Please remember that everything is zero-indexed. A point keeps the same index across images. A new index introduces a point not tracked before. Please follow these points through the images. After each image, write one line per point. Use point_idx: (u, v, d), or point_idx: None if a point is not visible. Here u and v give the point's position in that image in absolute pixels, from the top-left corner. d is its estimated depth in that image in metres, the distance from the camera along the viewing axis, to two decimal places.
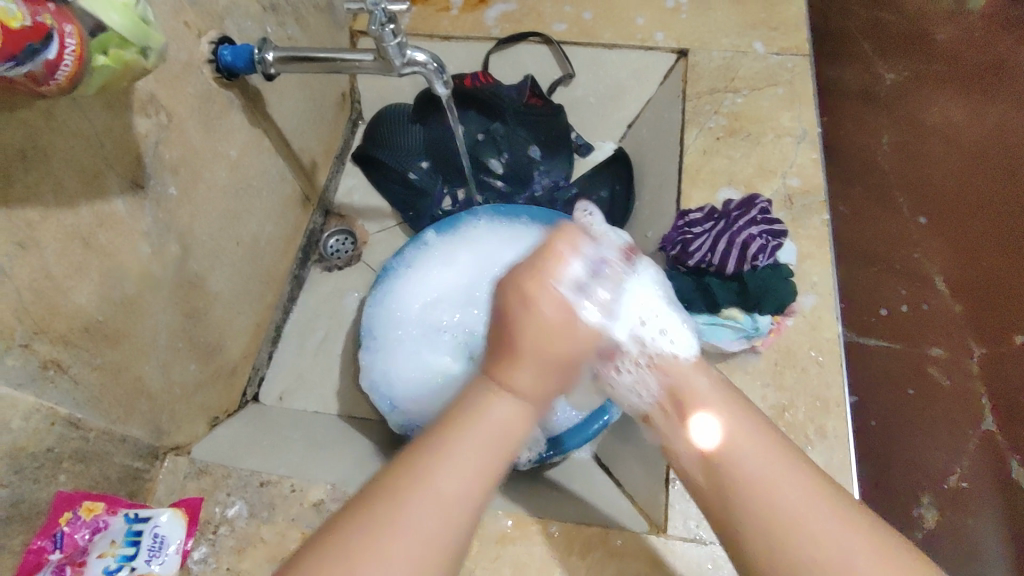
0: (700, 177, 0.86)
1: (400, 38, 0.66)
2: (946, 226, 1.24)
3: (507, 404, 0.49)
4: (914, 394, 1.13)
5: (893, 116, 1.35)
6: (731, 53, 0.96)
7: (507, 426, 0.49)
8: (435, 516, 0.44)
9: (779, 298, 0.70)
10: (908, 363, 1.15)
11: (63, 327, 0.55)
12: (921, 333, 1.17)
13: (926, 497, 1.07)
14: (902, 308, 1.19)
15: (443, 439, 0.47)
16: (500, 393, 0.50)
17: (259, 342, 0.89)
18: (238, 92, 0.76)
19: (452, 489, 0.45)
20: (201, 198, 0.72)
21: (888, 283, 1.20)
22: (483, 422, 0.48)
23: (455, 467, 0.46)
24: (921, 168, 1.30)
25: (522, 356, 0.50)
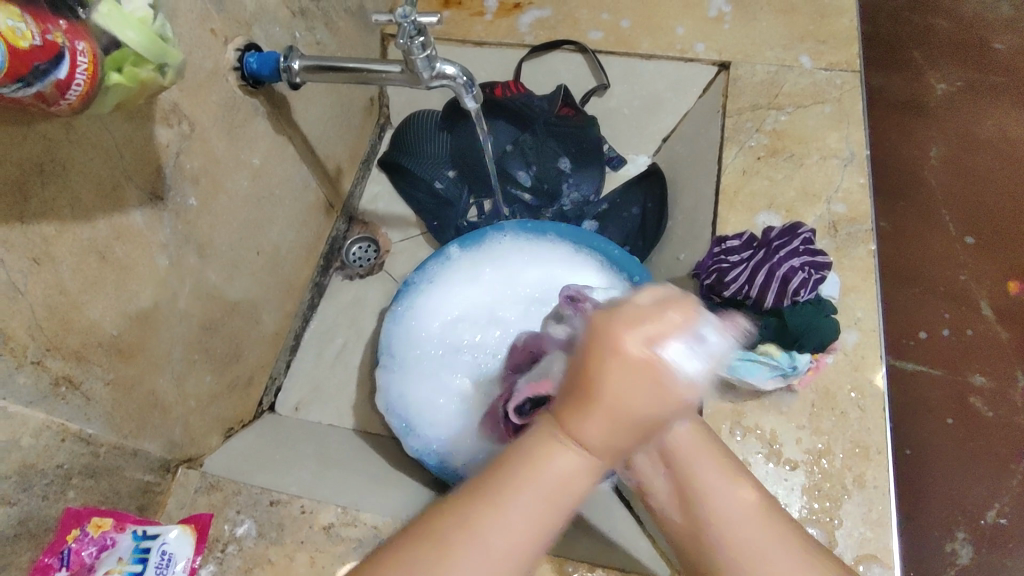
0: (738, 200, 0.82)
1: (430, 51, 0.63)
2: (993, 246, 1.18)
3: (568, 457, 0.41)
4: (954, 423, 1.07)
5: (939, 128, 1.28)
6: (775, 67, 0.92)
7: (569, 479, 0.42)
8: (488, 571, 0.41)
9: (821, 336, 0.64)
10: (946, 390, 1.08)
11: (76, 343, 0.54)
12: (962, 358, 1.10)
13: (960, 531, 1.01)
14: (943, 332, 1.12)
15: (497, 482, 0.43)
16: (564, 448, 0.41)
17: (277, 350, 0.88)
18: (263, 100, 0.74)
19: (500, 545, 0.42)
20: (221, 207, 0.70)
21: (929, 305, 1.14)
22: (543, 477, 0.42)
23: (513, 512, 0.42)
24: (969, 184, 1.23)
25: (593, 410, 0.39)
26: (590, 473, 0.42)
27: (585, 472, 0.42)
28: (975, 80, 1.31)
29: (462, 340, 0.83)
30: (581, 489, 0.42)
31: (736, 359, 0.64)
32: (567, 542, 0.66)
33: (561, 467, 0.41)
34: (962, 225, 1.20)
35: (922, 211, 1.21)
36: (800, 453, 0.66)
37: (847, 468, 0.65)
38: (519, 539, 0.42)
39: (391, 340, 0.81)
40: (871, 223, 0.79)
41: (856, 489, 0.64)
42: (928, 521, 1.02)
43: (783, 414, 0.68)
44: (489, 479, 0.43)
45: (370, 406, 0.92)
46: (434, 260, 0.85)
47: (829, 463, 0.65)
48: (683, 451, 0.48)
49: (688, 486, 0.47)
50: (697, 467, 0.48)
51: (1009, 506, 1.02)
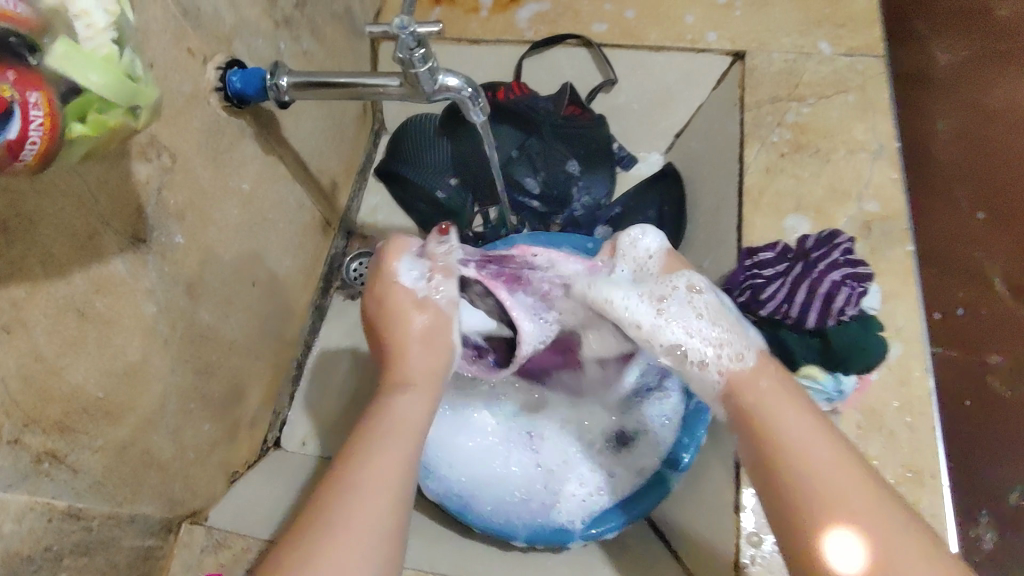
0: (764, 202, 0.76)
1: (432, 62, 0.57)
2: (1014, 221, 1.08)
3: (417, 400, 0.54)
4: (972, 406, 1.04)
5: (955, 97, 1.16)
6: (794, 54, 0.87)
7: (410, 416, 0.52)
8: (373, 497, 0.46)
9: (868, 357, 0.59)
10: (964, 371, 1.04)
11: (58, 412, 0.48)
12: (983, 338, 1.05)
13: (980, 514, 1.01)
14: (959, 312, 1.07)
15: (356, 444, 0.50)
16: (409, 396, 0.54)
17: (280, 383, 0.82)
18: (250, 119, 0.68)
19: (376, 472, 0.47)
20: (211, 242, 0.65)
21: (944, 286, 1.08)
22: (396, 420, 0.51)
23: (381, 450, 0.49)
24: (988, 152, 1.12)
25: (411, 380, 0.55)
26: (431, 403, 0.55)
27: (424, 403, 0.54)
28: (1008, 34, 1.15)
29: None
30: (428, 419, 0.54)
31: None
32: None
33: (403, 403, 0.53)
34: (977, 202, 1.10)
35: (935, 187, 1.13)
36: None
37: (900, 495, 0.61)
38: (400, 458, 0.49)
39: None
40: (907, 221, 0.74)
41: None
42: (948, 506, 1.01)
43: None
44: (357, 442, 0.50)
45: None
46: None
47: None
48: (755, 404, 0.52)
49: (761, 432, 0.50)
50: (776, 415, 0.51)
51: None
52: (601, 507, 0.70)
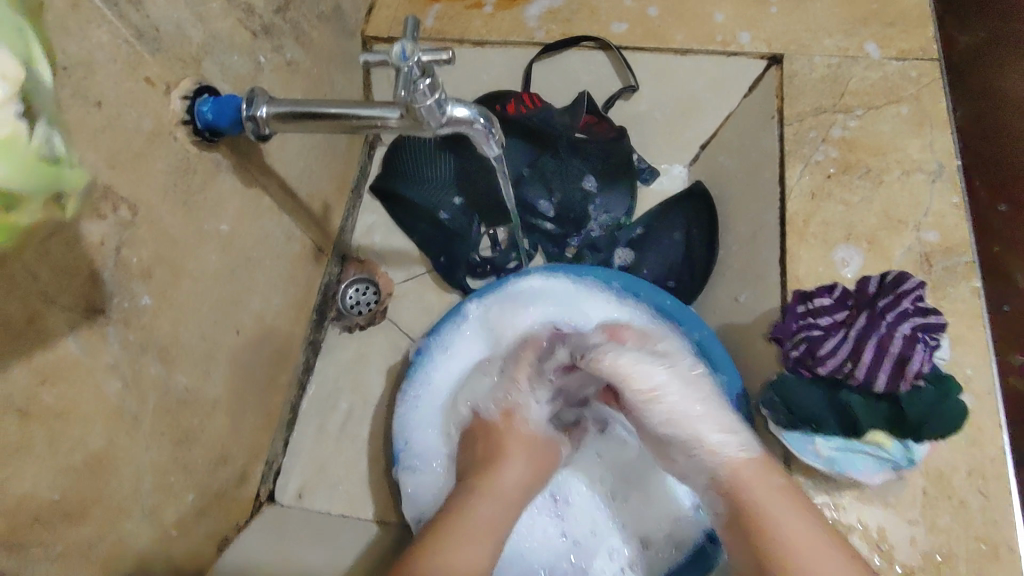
0: (810, 231, 0.68)
1: (440, 94, 0.48)
2: None
3: (512, 469, 0.60)
4: None
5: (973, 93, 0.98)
6: (837, 59, 0.78)
7: (507, 488, 0.58)
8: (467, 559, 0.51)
9: (945, 425, 0.51)
10: None
11: (2, 529, 0.41)
12: None
13: None
14: None
15: (454, 517, 0.55)
16: (507, 463, 0.60)
17: (272, 432, 0.74)
18: (226, 150, 0.60)
19: (473, 549, 0.52)
20: (187, 295, 0.57)
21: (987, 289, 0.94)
22: (496, 487, 0.58)
23: (477, 532, 0.53)
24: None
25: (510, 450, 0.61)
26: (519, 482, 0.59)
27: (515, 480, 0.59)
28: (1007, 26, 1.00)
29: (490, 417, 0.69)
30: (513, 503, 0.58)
31: (833, 450, 0.54)
32: None
33: (500, 477, 0.58)
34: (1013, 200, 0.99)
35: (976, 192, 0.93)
36: (916, 557, 0.55)
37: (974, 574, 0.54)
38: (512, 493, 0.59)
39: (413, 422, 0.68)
40: (972, 253, 0.66)
41: None
42: None
43: (891, 507, 0.56)
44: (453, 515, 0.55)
45: (385, 485, 0.79)
46: (448, 323, 0.71)
47: (952, 569, 0.54)
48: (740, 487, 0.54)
49: (748, 515, 0.54)
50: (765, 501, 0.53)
51: None
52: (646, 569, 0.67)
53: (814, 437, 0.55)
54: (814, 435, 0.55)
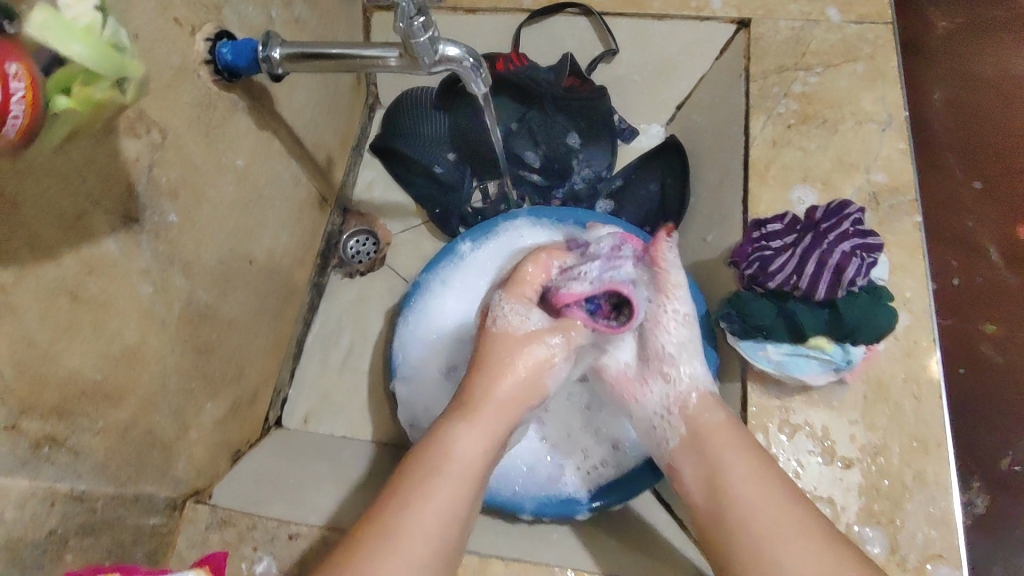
0: (770, 174, 0.75)
1: (433, 32, 0.55)
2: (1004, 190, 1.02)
3: (469, 435, 0.55)
4: (966, 373, 0.95)
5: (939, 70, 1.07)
6: (801, 22, 0.84)
7: (469, 457, 0.54)
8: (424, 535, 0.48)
9: (877, 328, 0.59)
10: (959, 341, 0.96)
11: (56, 397, 0.47)
12: (972, 308, 0.98)
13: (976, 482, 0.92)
14: (954, 282, 0.98)
15: (409, 482, 0.52)
16: (464, 428, 0.55)
17: (280, 361, 0.81)
18: (242, 92, 0.66)
19: (430, 519, 0.49)
20: (206, 219, 0.63)
21: (938, 255, 0.98)
22: (449, 460, 0.53)
23: (429, 500, 0.50)
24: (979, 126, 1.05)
25: (473, 411, 0.57)
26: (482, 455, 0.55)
27: (481, 445, 0.55)
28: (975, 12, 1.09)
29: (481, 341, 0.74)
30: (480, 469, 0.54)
31: (782, 355, 0.62)
32: (611, 562, 0.59)
33: (461, 446, 0.54)
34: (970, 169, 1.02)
35: (934, 157, 1.02)
36: (854, 451, 0.62)
37: (905, 466, 0.61)
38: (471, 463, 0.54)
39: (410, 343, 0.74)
40: (915, 193, 0.73)
41: (917, 488, 0.60)
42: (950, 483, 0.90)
43: (833, 408, 0.63)
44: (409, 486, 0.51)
45: (383, 414, 0.87)
46: (445, 262, 0.77)
47: (886, 461, 0.61)
48: (709, 432, 0.59)
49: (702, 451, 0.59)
50: (715, 439, 0.58)
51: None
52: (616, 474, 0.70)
53: (765, 344, 0.63)
54: (766, 343, 0.63)
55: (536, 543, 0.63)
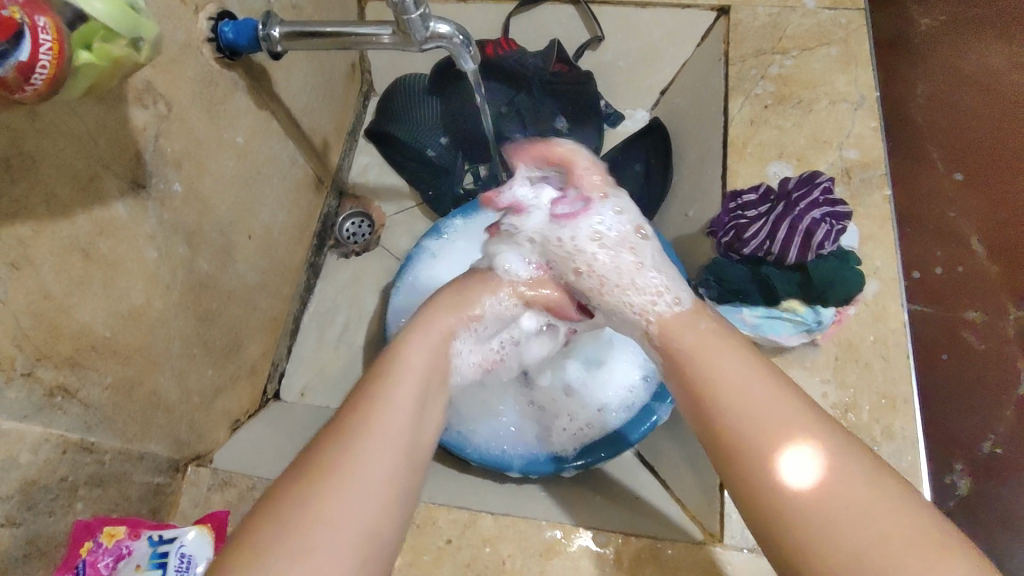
0: (748, 151, 0.79)
1: (424, 9, 0.58)
2: (989, 180, 0.95)
3: (419, 348, 0.53)
4: (949, 361, 0.89)
5: (923, 64, 1.03)
6: (778, 8, 0.88)
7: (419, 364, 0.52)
8: (384, 449, 0.44)
9: (845, 289, 0.61)
10: (944, 329, 0.91)
11: (69, 349, 0.50)
12: (956, 297, 0.91)
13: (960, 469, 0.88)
14: (936, 270, 0.95)
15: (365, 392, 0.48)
16: (414, 340, 0.53)
17: (277, 336, 0.84)
18: (242, 72, 0.69)
19: (391, 424, 0.46)
20: (207, 191, 0.66)
21: (919, 245, 0.94)
22: (401, 365, 0.51)
23: (390, 403, 0.47)
24: (959, 118, 0.99)
25: (427, 330, 0.55)
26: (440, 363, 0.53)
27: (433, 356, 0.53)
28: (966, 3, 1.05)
29: None
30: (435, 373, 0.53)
31: (756, 317, 0.64)
32: (591, 517, 0.62)
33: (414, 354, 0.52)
34: (950, 162, 0.97)
35: (914, 149, 0.98)
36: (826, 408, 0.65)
37: (874, 421, 0.64)
38: (403, 421, 0.47)
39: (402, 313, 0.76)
40: (885, 168, 0.76)
41: (884, 441, 0.63)
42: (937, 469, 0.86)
43: (807, 368, 0.66)
44: (360, 404, 0.47)
45: None
46: (434, 236, 0.80)
47: (856, 417, 0.64)
48: (691, 351, 0.51)
49: (690, 366, 0.50)
50: (714, 354, 0.49)
51: None
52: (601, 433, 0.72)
53: (741, 308, 0.65)
54: (740, 307, 0.65)
55: (520, 501, 0.66)
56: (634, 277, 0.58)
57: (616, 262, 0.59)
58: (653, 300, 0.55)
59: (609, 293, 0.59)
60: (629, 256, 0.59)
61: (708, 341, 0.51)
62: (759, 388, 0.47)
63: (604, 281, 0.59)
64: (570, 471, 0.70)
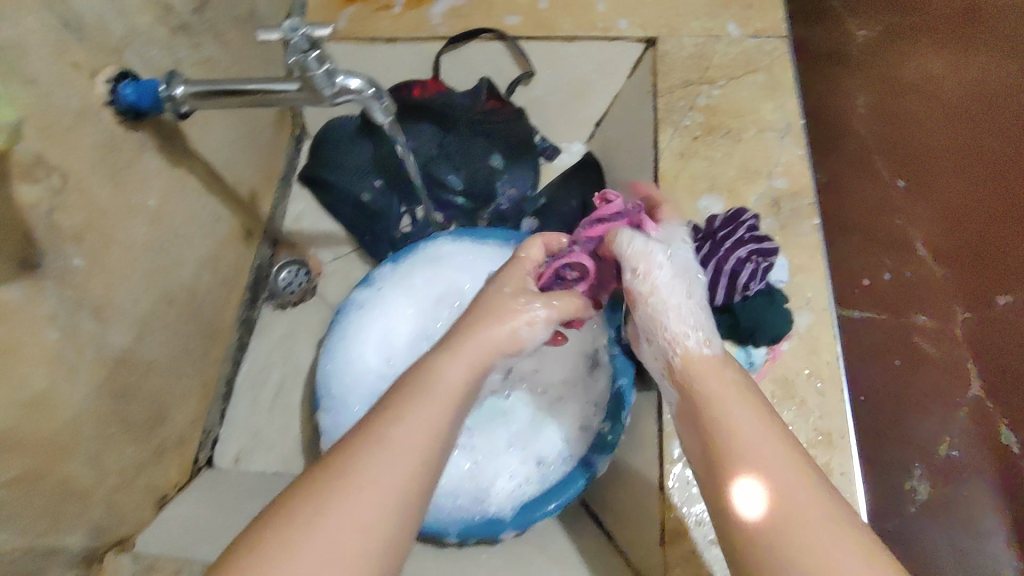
0: (678, 185, 0.78)
1: (329, 65, 0.57)
2: (928, 187, 1.10)
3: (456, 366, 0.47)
4: (902, 364, 1.02)
5: (866, 75, 1.20)
6: (703, 38, 0.89)
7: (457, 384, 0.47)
8: (383, 475, 0.39)
9: (773, 330, 0.64)
10: (892, 334, 1.04)
11: None
12: (905, 302, 1.05)
13: (917, 468, 0.99)
14: (885, 278, 1.07)
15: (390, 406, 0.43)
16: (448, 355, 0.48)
17: (209, 400, 0.80)
18: (151, 132, 0.67)
19: (401, 443, 0.41)
20: (117, 260, 0.63)
21: (869, 253, 1.09)
22: (436, 382, 0.46)
23: (403, 426, 0.42)
24: (904, 128, 1.15)
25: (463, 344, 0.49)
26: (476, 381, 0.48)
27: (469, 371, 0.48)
28: (899, 22, 1.22)
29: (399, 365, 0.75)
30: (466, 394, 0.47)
31: None
32: None
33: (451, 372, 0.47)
34: (896, 170, 1.13)
35: (856, 162, 1.15)
36: None
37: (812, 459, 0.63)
38: (415, 444, 0.41)
39: (331, 370, 0.72)
40: (814, 196, 0.77)
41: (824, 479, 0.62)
42: (888, 464, 0.99)
43: None
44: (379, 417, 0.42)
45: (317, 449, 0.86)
46: (364, 287, 0.76)
47: None
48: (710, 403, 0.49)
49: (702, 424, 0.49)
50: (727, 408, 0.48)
51: (962, 437, 0.99)
52: (540, 489, 0.69)
53: None
54: None
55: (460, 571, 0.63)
56: (678, 316, 0.54)
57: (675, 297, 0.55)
58: (689, 343, 0.53)
59: (652, 316, 0.55)
60: (688, 298, 0.55)
61: (725, 393, 0.49)
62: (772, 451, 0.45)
63: (653, 309, 0.55)
64: (508, 534, 0.67)
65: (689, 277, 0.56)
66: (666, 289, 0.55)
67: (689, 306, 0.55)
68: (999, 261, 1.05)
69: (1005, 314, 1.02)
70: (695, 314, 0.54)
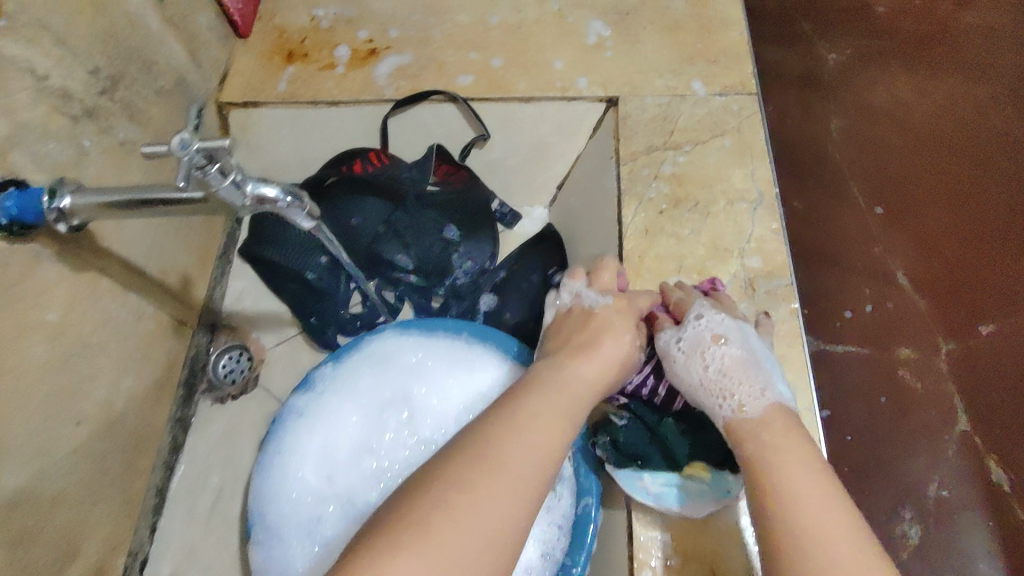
0: (644, 268, 0.73)
1: (234, 175, 0.50)
2: (904, 215, 1.05)
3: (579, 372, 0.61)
4: (888, 403, 0.94)
5: (838, 101, 1.15)
6: (667, 97, 0.83)
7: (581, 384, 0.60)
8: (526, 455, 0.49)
9: None
10: (880, 369, 0.96)
11: None
12: (889, 334, 0.98)
13: (908, 511, 0.89)
14: (867, 308, 0.99)
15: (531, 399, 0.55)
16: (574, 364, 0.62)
17: (135, 518, 0.72)
18: (48, 240, 0.59)
19: (536, 433, 0.51)
20: (7, 392, 0.55)
21: (850, 283, 1.01)
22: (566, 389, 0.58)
23: (540, 417, 0.53)
24: (878, 153, 1.10)
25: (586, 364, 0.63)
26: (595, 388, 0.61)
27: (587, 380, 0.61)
28: (868, 47, 1.18)
29: (341, 479, 0.69)
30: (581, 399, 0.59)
31: (660, 485, 0.60)
32: None
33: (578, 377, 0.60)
34: (872, 197, 1.06)
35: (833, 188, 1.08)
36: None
37: None
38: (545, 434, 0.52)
39: (265, 493, 0.66)
40: (790, 276, 0.71)
41: None
42: (876, 507, 0.89)
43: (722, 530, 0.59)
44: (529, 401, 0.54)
45: None
46: (301, 392, 0.70)
47: None
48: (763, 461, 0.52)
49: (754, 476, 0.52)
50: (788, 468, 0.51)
51: (951, 478, 0.90)
52: None
53: (642, 474, 0.62)
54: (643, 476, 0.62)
55: None
56: (734, 380, 0.60)
57: (722, 361, 0.62)
58: (737, 401, 0.59)
59: (706, 387, 0.62)
60: (737, 360, 0.61)
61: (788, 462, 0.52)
62: (831, 515, 0.48)
63: (705, 378, 0.62)
64: None
65: (736, 341, 0.63)
66: (717, 361, 0.62)
67: (740, 368, 0.61)
68: (980, 293, 0.99)
69: (988, 343, 0.96)
70: (746, 373, 0.60)
